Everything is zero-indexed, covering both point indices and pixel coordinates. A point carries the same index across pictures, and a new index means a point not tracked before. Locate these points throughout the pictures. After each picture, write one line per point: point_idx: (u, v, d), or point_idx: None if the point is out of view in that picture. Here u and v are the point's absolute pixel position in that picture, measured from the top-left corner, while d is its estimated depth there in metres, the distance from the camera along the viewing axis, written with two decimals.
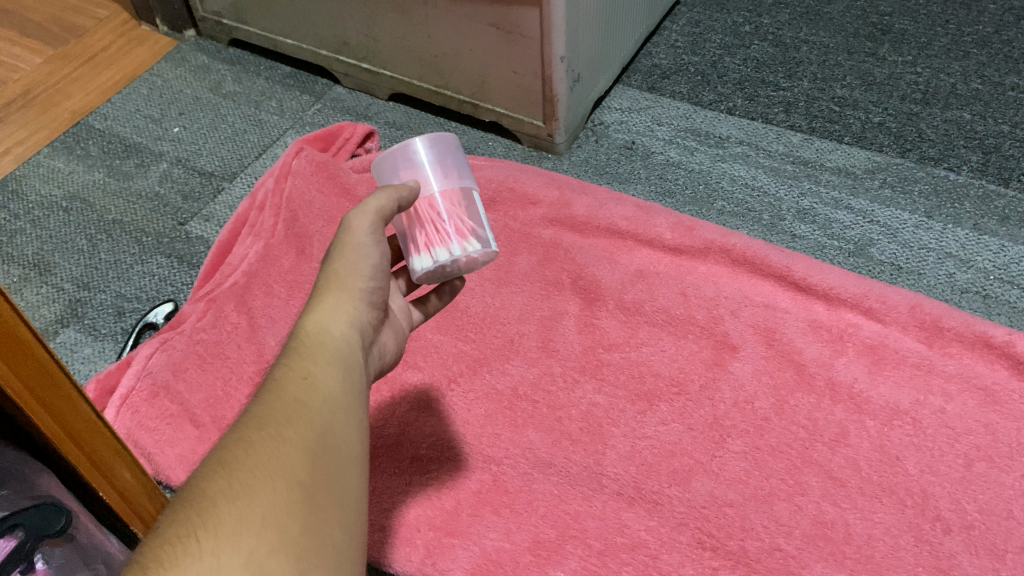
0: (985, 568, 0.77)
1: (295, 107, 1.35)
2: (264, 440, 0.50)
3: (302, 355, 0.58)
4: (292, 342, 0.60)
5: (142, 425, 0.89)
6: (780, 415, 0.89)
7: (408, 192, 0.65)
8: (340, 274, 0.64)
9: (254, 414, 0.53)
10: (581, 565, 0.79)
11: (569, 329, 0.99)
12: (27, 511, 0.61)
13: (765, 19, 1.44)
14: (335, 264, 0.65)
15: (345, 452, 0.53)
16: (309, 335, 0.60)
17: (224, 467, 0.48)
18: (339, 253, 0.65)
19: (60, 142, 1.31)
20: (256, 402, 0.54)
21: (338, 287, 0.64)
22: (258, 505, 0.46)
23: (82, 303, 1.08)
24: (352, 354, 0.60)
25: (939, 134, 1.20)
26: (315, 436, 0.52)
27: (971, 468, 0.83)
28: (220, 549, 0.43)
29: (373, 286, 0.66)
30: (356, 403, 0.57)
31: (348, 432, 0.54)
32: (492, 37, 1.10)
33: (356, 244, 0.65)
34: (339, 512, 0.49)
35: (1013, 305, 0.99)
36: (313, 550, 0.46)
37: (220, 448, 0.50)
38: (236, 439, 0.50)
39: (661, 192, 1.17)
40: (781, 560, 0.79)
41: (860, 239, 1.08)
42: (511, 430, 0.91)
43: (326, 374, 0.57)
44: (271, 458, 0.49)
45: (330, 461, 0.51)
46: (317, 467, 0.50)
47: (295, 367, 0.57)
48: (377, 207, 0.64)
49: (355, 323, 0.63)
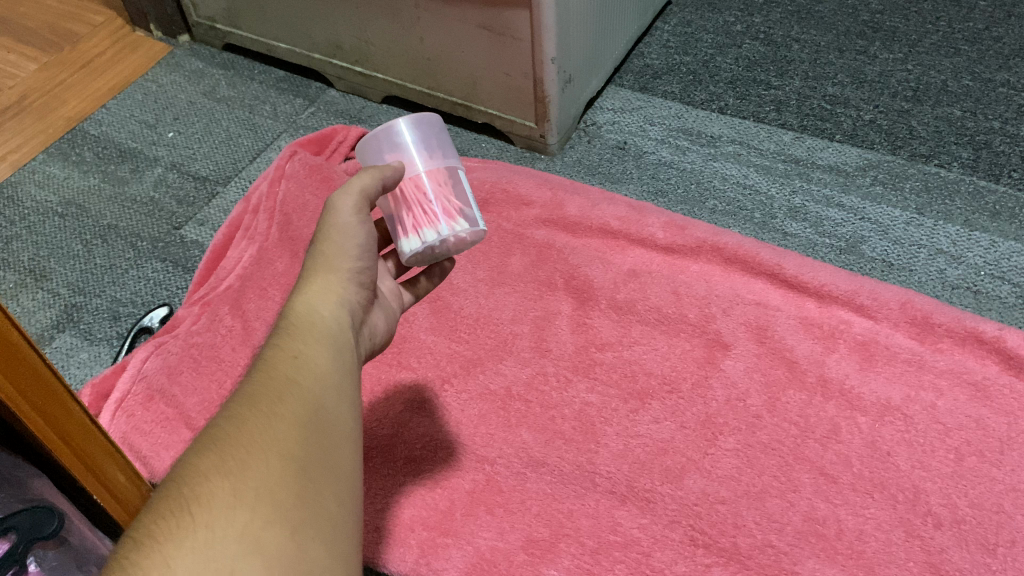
0: (976, 563, 0.78)
1: (289, 111, 1.36)
2: (256, 416, 0.50)
3: (293, 334, 0.58)
4: (283, 321, 0.60)
5: (137, 428, 0.90)
6: (772, 412, 0.89)
7: (392, 172, 0.66)
8: (328, 255, 0.65)
9: (245, 391, 0.53)
10: (574, 564, 0.79)
11: (563, 328, 0.99)
12: (18, 515, 0.63)
13: (756, 19, 1.44)
14: (324, 246, 0.65)
15: (338, 427, 0.53)
16: (299, 315, 0.60)
17: (217, 444, 0.48)
18: (327, 236, 0.65)
19: (55, 148, 1.31)
20: (246, 380, 0.54)
21: (326, 268, 0.64)
22: (251, 480, 0.46)
23: (77, 308, 1.09)
24: (343, 334, 0.60)
25: (930, 130, 1.21)
26: (307, 412, 0.52)
27: (963, 463, 0.84)
28: (214, 524, 0.44)
29: (361, 267, 0.66)
30: (348, 380, 0.57)
31: (341, 408, 0.54)
32: (483, 39, 1.11)
33: (342, 225, 0.65)
34: (334, 485, 0.50)
35: (1004, 301, 0.99)
36: (308, 522, 0.47)
37: (213, 426, 0.50)
38: (228, 417, 0.51)
39: (653, 191, 1.17)
40: (772, 557, 0.79)
41: (851, 236, 1.08)
42: (506, 430, 0.91)
43: (315, 352, 0.57)
44: (262, 433, 0.49)
45: (324, 435, 0.52)
46: (310, 441, 0.50)
47: (286, 345, 0.57)
48: (361, 186, 0.64)
49: (344, 303, 0.63)
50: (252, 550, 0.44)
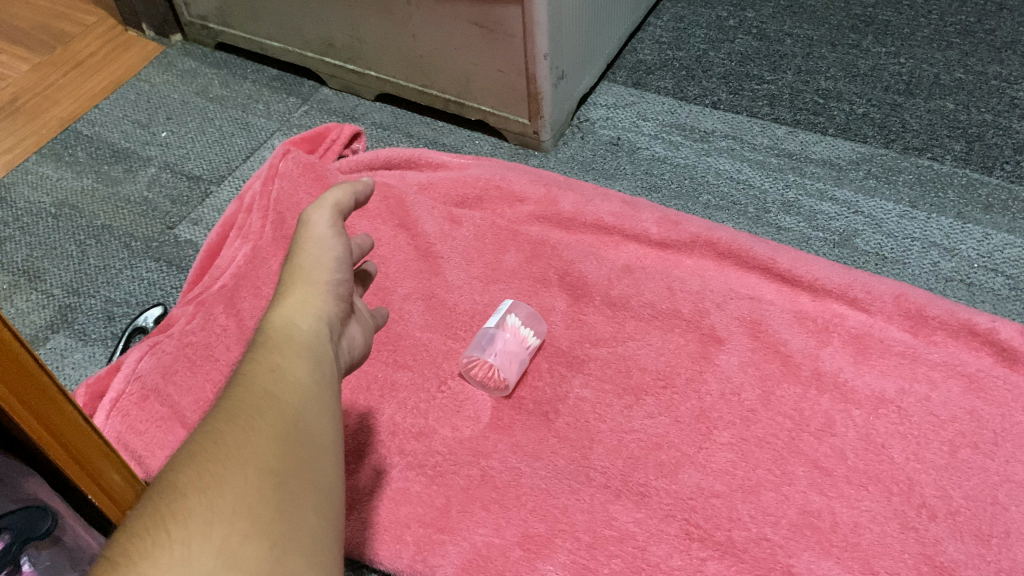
0: (972, 554, 0.78)
1: (282, 110, 1.36)
2: (234, 431, 0.50)
3: (272, 348, 0.58)
4: (261, 336, 0.60)
5: (132, 428, 0.90)
6: (766, 406, 0.89)
7: (364, 187, 0.73)
8: (307, 268, 0.66)
9: (224, 407, 0.53)
10: (570, 559, 0.80)
11: (557, 324, 0.99)
12: (11, 514, 0.63)
13: (748, 13, 1.44)
14: (300, 258, 0.67)
15: (318, 440, 0.53)
16: (277, 329, 0.60)
17: (194, 460, 0.48)
18: (303, 248, 0.67)
19: (48, 149, 1.31)
20: (226, 395, 0.54)
21: (304, 280, 0.65)
22: (228, 494, 0.46)
23: (72, 308, 1.09)
24: (321, 346, 0.61)
25: (923, 124, 1.21)
26: (286, 425, 0.52)
27: (957, 455, 0.84)
28: (191, 540, 0.44)
29: (338, 279, 0.67)
30: (327, 391, 0.57)
31: (321, 420, 0.54)
32: (476, 36, 1.11)
33: (318, 236, 0.68)
34: (314, 498, 0.50)
35: (997, 292, 1.00)
36: (288, 536, 0.46)
37: (190, 441, 0.50)
38: (205, 433, 0.50)
39: (647, 186, 1.17)
40: (767, 550, 0.79)
41: (844, 230, 1.08)
42: (498, 432, 0.91)
43: (295, 365, 0.57)
44: (240, 448, 0.49)
45: (304, 448, 0.52)
46: (288, 455, 0.50)
47: (264, 360, 0.57)
48: (336, 199, 0.71)
49: (323, 315, 0.63)
50: (230, 565, 0.43)
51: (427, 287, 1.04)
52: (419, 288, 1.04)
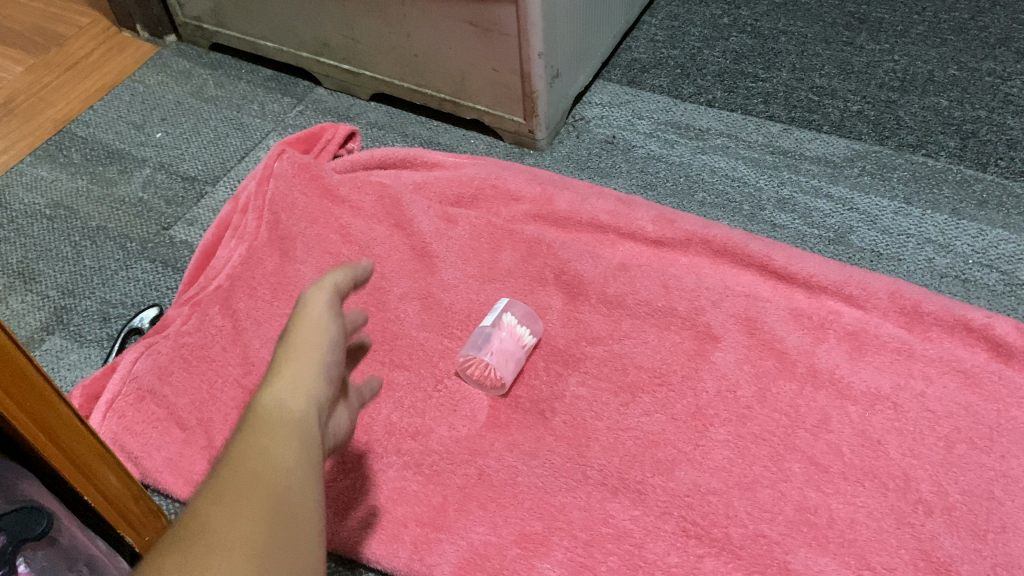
0: (968, 549, 0.78)
1: (276, 110, 1.36)
2: (217, 523, 0.46)
3: (260, 428, 0.53)
4: (249, 418, 0.54)
5: (128, 429, 0.90)
6: (762, 403, 0.89)
7: (363, 270, 0.67)
8: (299, 346, 0.58)
9: (205, 492, 0.48)
10: (567, 556, 0.80)
11: (553, 323, 0.99)
12: (5, 514, 0.62)
13: (743, 11, 1.44)
14: (294, 333, 0.59)
15: (303, 534, 0.49)
16: (266, 410, 0.54)
17: (173, 553, 0.44)
18: (299, 323, 0.60)
19: (42, 150, 1.31)
20: (208, 478, 0.50)
21: (297, 356, 0.58)
22: None
23: (67, 310, 1.09)
24: (314, 428, 0.55)
25: (917, 121, 1.21)
26: (270, 518, 0.48)
27: (952, 450, 0.84)
28: None
29: (335, 357, 0.60)
30: (315, 476, 0.53)
31: (308, 513, 0.50)
32: (470, 35, 1.11)
33: (315, 312, 0.61)
34: None
35: (992, 288, 1.00)
36: None
37: (169, 533, 0.46)
38: (183, 523, 0.46)
39: (643, 184, 1.17)
40: (764, 546, 0.79)
41: (839, 227, 1.09)
42: (494, 430, 0.90)
43: (283, 449, 0.52)
44: (221, 544, 0.45)
45: (289, 545, 0.47)
46: (271, 556, 0.46)
47: (251, 441, 0.52)
48: (338, 274, 0.65)
49: (316, 397, 0.57)
50: None
51: (423, 287, 1.04)
52: (415, 288, 1.04)
